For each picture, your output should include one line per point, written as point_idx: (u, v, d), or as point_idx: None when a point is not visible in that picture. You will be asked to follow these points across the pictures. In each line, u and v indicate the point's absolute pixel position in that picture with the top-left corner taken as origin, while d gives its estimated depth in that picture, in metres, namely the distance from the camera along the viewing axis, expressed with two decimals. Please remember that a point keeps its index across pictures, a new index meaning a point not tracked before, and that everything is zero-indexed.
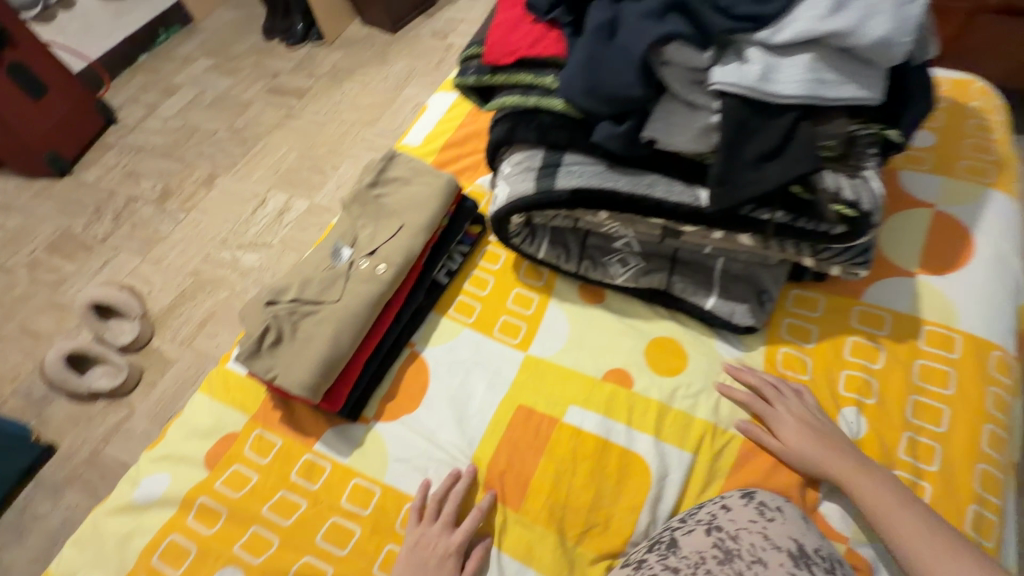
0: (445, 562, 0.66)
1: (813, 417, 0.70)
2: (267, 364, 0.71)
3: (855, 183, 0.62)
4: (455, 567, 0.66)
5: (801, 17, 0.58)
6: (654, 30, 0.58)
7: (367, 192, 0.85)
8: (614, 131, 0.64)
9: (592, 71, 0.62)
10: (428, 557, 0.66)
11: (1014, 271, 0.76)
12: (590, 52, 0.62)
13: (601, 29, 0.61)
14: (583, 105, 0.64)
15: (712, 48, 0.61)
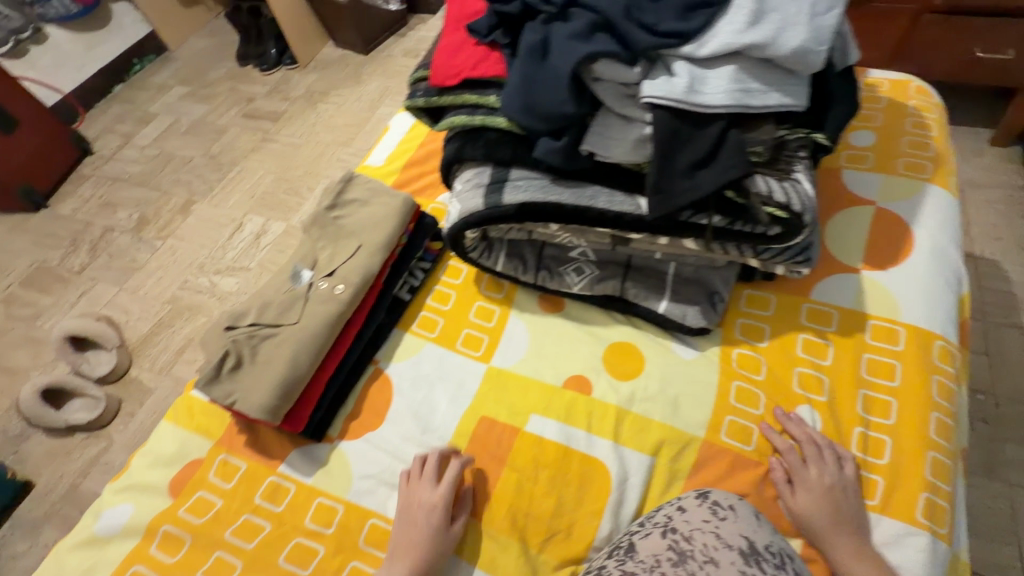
0: (432, 516, 0.69)
1: (844, 493, 0.66)
2: (227, 389, 0.72)
3: (784, 186, 0.64)
4: (443, 518, 0.69)
5: (722, 31, 0.61)
6: (582, 51, 0.61)
7: (326, 215, 0.87)
8: (554, 146, 0.66)
9: (528, 90, 0.64)
10: (416, 512, 0.69)
11: (950, 261, 0.79)
12: (524, 71, 0.64)
13: (533, 48, 0.64)
14: (522, 122, 0.66)
15: (640, 64, 0.63)
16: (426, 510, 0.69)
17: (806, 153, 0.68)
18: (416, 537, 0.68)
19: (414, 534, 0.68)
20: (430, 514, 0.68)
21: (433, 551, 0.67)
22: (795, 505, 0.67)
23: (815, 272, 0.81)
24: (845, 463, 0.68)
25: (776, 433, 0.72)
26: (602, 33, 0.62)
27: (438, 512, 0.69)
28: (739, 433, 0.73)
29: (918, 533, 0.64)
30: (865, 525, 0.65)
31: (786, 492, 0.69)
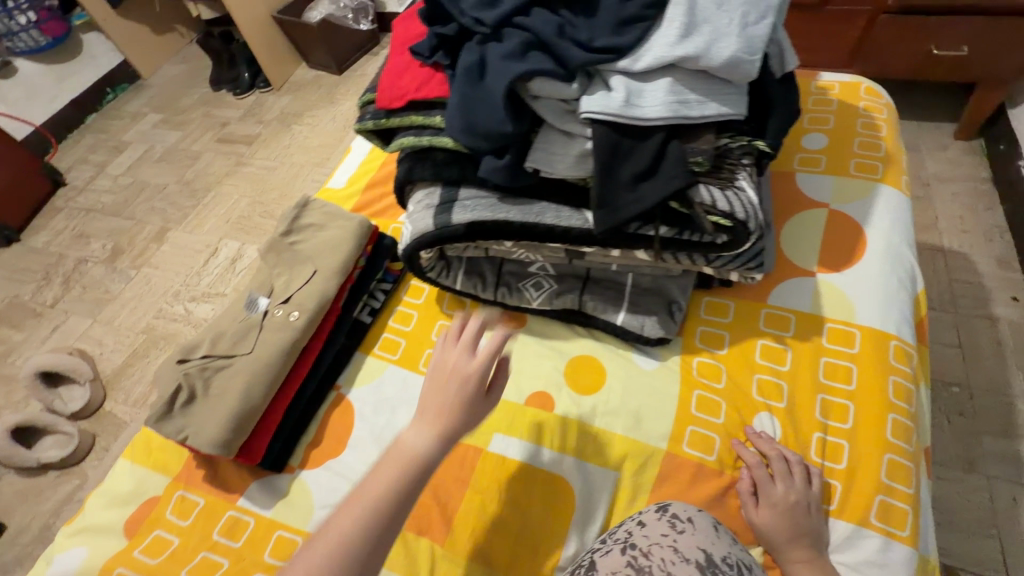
0: (467, 388, 0.55)
1: (805, 510, 0.66)
2: (179, 425, 0.71)
3: (727, 195, 0.64)
4: (475, 393, 0.55)
5: (655, 45, 0.61)
6: (516, 69, 0.61)
7: (281, 241, 0.86)
8: (497, 165, 0.66)
9: (467, 111, 0.64)
10: (446, 381, 0.55)
11: (904, 260, 0.80)
12: (463, 92, 0.64)
13: (470, 71, 0.64)
14: (465, 143, 0.66)
15: (578, 80, 0.64)
16: (456, 377, 0.56)
17: (750, 160, 0.68)
18: (442, 405, 0.54)
19: (441, 399, 0.55)
20: (462, 382, 0.55)
21: (465, 425, 0.55)
22: (757, 518, 0.68)
23: (772, 276, 0.81)
24: (810, 479, 0.67)
25: (748, 449, 0.72)
26: (536, 52, 0.63)
27: (474, 379, 0.56)
28: (701, 443, 0.73)
29: (869, 535, 0.65)
30: (823, 537, 0.65)
31: (749, 504, 0.69)
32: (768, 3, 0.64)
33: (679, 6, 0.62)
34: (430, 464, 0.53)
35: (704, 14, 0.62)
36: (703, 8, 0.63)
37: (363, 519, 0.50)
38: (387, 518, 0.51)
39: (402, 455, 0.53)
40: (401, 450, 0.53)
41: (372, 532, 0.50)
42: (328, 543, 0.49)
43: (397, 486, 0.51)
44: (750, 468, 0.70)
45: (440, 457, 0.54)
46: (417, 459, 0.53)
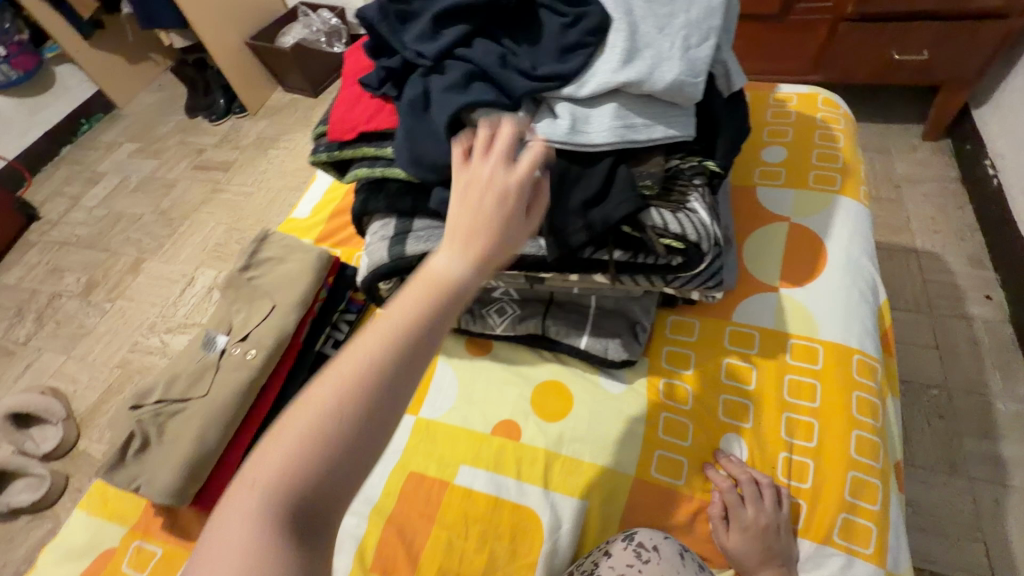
0: (506, 203, 0.46)
1: (776, 533, 0.64)
2: (131, 473, 0.69)
3: (679, 217, 0.64)
4: (518, 210, 0.46)
5: (597, 72, 0.61)
6: (459, 99, 0.60)
7: (239, 276, 0.85)
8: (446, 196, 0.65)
9: (413, 143, 0.63)
10: (484, 191, 0.46)
11: (864, 272, 0.80)
12: (408, 124, 0.64)
13: (414, 104, 0.64)
14: (414, 173, 0.65)
15: (524, 107, 0.63)
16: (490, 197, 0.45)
17: (702, 180, 0.68)
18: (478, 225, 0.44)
19: (479, 218, 0.44)
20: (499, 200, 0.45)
21: (505, 245, 0.45)
22: (728, 544, 0.66)
23: (735, 293, 0.80)
24: (779, 501, 0.67)
25: (719, 472, 0.70)
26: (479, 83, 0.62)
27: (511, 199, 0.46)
28: (668, 468, 0.71)
29: (832, 553, 0.65)
30: (794, 559, 0.65)
31: (721, 529, 0.67)
32: (710, 25, 0.64)
33: (620, 32, 0.62)
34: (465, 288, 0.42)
35: (646, 39, 0.62)
36: (644, 33, 0.63)
37: (393, 350, 0.38)
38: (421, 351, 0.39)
39: (435, 278, 0.41)
40: (433, 271, 0.42)
41: (402, 359, 0.38)
42: (347, 376, 0.37)
43: (433, 313, 0.40)
44: (722, 493, 0.68)
45: (479, 284, 0.43)
46: (455, 283, 0.41)
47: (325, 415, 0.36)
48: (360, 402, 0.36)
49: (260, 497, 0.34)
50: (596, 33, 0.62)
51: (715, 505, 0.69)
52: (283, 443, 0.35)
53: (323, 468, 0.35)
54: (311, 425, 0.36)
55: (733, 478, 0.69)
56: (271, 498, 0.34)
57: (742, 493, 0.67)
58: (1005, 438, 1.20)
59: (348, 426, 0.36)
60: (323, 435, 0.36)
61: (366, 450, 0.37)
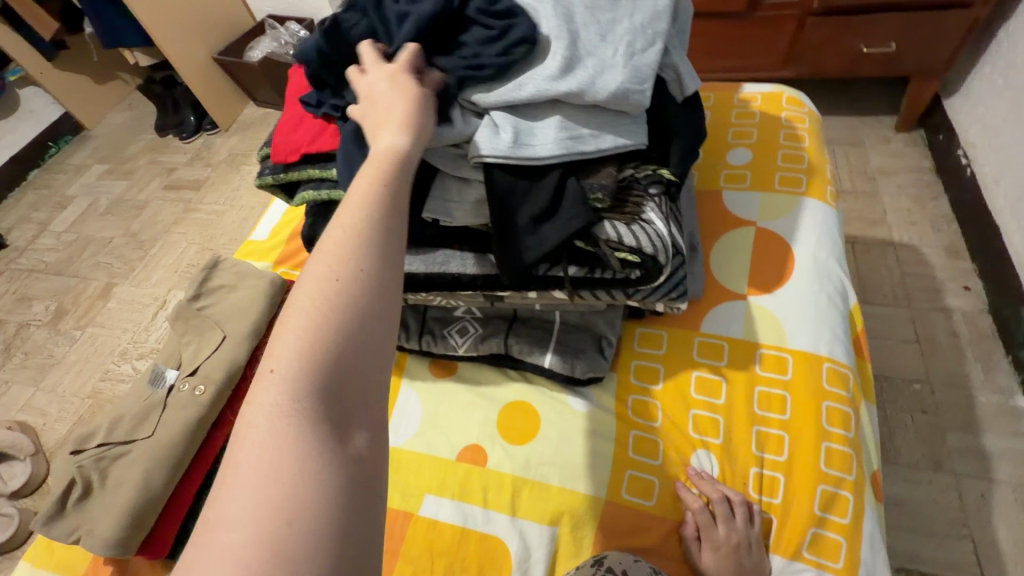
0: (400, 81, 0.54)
1: (748, 551, 0.62)
2: (71, 525, 0.65)
3: (633, 230, 0.61)
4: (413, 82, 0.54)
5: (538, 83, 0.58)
6: None
7: (188, 307, 0.81)
8: None
9: (351, 176, 0.60)
10: (379, 85, 0.54)
11: (832, 275, 0.77)
12: (344, 152, 0.61)
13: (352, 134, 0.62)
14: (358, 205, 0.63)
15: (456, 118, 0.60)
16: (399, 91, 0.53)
17: (659, 189, 0.66)
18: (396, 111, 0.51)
19: (393, 112, 0.52)
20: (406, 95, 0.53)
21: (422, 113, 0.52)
22: (699, 564, 0.64)
23: (702, 302, 0.78)
24: (751, 518, 0.64)
25: (692, 491, 0.67)
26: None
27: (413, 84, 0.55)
28: (639, 489, 0.69)
29: (802, 569, 0.63)
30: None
31: (693, 548, 0.65)
32: (655, 30, 0.63)
33: (561, 39, 0.60)
34: (412, 165, 0.48)
35: (588, 47, 0.60)
36: (586, 41, 0.61)
37: (368, 221, 0.41)
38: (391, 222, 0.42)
39: (383, 157, 0.47)
40: (384, 155, 0.47)
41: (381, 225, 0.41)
42: (333, 254, 0.39)
43: (392, 188, 0.44)
44: (693, 512, 0.66)
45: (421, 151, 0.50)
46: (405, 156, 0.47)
47: (321, 297, 0.37)
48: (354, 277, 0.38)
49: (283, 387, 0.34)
50: (527, 38, 0.58)
51: (686, 523, 0.67)
52: (289, 334, 0.36)
53: (342, 349, 0.36)
54: (315, 302, 0.37)
55: (705, 496, 0.67)
56: (295, 386, 0.34)
57: (714, 511, 0.65)
58: (988, 431, 1.19)
59: (350, 300, 0.37)
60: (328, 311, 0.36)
61: (378, 322, 0.38)
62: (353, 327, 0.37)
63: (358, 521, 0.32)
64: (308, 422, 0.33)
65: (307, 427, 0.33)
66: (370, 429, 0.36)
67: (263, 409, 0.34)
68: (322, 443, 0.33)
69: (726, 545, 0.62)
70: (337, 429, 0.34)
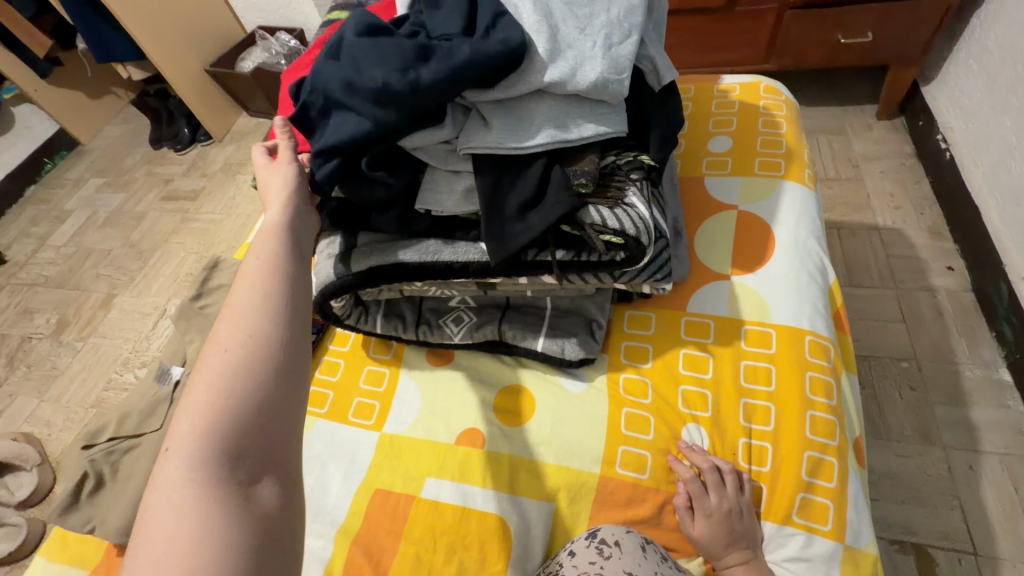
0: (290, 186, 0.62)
1: (739, 516, 0.65)
2: (84, 516, 0.66)
3: (616, 213, 0.64)
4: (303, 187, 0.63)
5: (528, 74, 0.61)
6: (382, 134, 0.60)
7: (190, 306, 0.84)
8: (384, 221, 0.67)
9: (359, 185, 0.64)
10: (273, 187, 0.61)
11: (811, 253, 0.81)
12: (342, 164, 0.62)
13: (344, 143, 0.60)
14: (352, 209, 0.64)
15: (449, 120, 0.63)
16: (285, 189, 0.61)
17: (640, 174, 0.69)
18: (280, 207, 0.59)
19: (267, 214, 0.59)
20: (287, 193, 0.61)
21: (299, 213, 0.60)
22: (694, 532, 0.67)
23: (688, 284, 0.81)
24: (742, 485, 0.67)
25: (684, 463, 0.70)
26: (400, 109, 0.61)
27: (298, 176, 0.64)
28: (633, 462, 0.71)
29: (793, 533, 0.66)
30: (757, 539, 0.66)
31: (687, 518, 0.68)
32: (631, 23, 0.66)
33: (541, 33, 0.62)
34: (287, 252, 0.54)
35: (568, 40, 0.63)
36: (566, 34, 0.64)
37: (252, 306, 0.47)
38: (289, 294, 0.50)
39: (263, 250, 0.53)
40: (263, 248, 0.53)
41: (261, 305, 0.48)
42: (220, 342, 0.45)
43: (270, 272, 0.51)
44: (686, 483, 0.68)
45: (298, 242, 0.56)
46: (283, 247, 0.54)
47: (221, 373, 0.43)
48: (253, 350, 0.45)
49: (190, 450, 0.39)
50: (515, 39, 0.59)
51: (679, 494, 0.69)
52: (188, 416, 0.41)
53: (243, 415, 0.42)
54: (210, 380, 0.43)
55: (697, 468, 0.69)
56: (195, 457, 0.39)
57: (705, 481, 0.67)
58: (975, 404, 1.23)
59: (244, 372, 0.43)
60: (230, 381, 0.43)
61: (268, 388, 0.44)
62: (248, 394, 0.43)
63: (271, 554, 0.37)
64: (207, 486, 0.38)
65: (208, 487, 0.38)
66: (276, 479, 0.41)
67: (170, 481, 0.39)
68: (229, 501, 0.38)
69: (717, 512, 0.65)
70: (244, 480, 0.40)
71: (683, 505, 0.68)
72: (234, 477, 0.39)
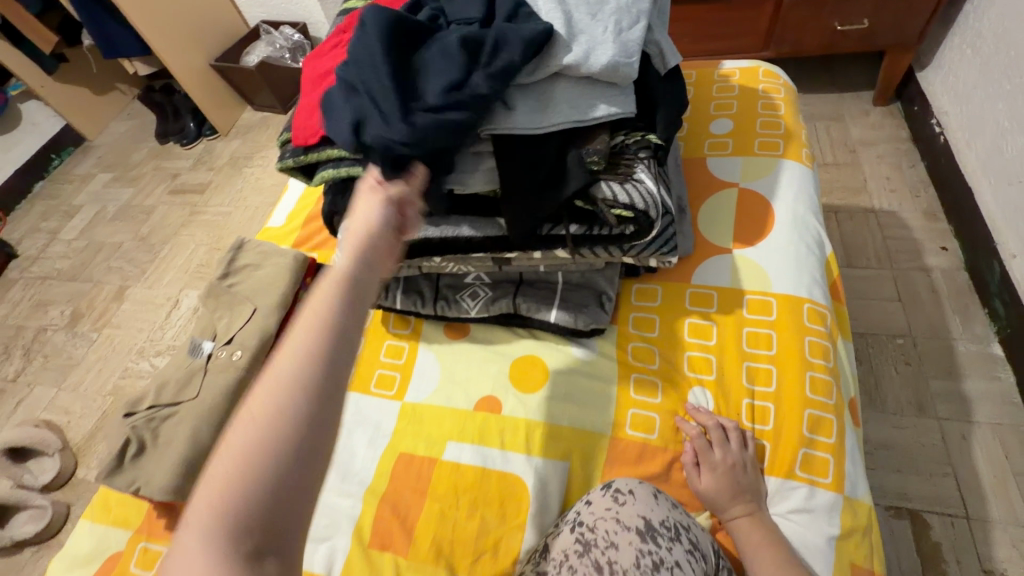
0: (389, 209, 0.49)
1: (743, 469, 0.69)
2: (130, 477, 0.71)
3: (626, 188, 0.68)
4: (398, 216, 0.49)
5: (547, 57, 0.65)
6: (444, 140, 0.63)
7: (219, 285, 0.88)
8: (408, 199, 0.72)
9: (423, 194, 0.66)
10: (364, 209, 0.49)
11: (810, 227, 0.85)
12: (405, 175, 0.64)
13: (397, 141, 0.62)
14: None
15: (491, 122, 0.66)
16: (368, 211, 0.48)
17: (648, 153, 0.72)
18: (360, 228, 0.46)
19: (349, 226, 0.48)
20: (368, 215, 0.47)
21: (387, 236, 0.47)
22: (700, 486, 0.70)
23: (692, 258, 0.85)
24: (745, 442, 0.71)
25: (692, 423, 0.74)
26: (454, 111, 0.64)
27: (396, 200, 0.50)
28: (642, 424, 0.76)
29: (796, 486, 0.69)
30: (761, 492, 0.70)
31: (697, 475, 0.71)
32: (639, 9, 0.70)
33: (556, 20, 0.67)
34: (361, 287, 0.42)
35: (580, 25, 0.67)
36: (579, 20, 0.68)
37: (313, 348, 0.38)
38: (336, 367, 0.38)
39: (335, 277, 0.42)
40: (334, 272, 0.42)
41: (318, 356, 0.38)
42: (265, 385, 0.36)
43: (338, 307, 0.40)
44: (694, 441, 0.72)
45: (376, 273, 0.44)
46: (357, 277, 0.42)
47: (257, 435, 0.35)
48: (288, 425, 0.35)
49: (197, 536, 0.32)
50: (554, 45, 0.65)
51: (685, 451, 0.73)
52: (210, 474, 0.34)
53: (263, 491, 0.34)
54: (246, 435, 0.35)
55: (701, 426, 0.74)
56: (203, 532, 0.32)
57: (710, 438, 0.72)
58: (968, 376, 1.27)
59: (276, 438, 0.35)
60: (255, 456, 0.34)
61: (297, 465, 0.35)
62: (274, 464, 0.35)
63: None
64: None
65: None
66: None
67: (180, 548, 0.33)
68: None
69: (723, 464, 0.69)
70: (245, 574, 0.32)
71: (690, 462, 0.72)
72: (238, 556, 0.32)
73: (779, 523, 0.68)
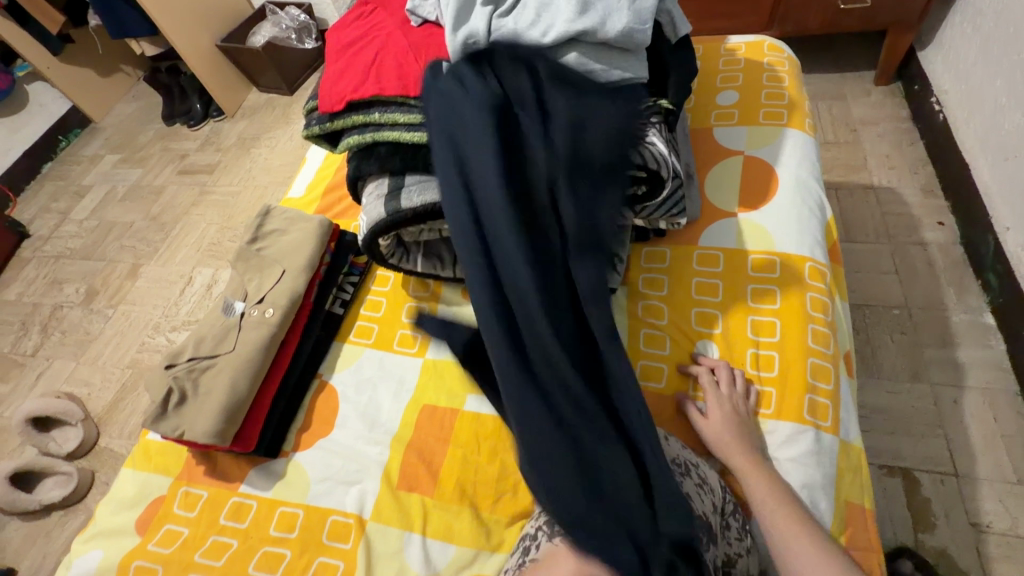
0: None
1: (744, 415, 0.72)
2: (173, 423, 0.77)
3: (639, 149, 0.73)
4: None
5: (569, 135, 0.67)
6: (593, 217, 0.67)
7: (249, 249, 0.92)
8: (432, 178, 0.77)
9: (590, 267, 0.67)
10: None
11: (812, 191, 0.89)
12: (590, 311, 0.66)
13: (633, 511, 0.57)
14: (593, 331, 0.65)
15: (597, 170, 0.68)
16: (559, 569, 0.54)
17: (660, 119, 0.76)
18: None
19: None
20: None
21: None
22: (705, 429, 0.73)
23: (700, 222, 0.89)
24: (748, 394, 0.75)
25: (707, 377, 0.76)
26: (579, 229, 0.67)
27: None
28: (651, 374, 0.81)
29: (806, 429, 0.72)
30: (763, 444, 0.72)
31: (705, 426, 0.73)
32: None
33: None
34: None
35: None
36: None
37: None
38: None
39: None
40: None
41: None
42: None
43: None
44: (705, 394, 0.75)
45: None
46: None
47: None
48: None
49: None
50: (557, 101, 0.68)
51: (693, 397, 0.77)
52: None
53: None
54: None
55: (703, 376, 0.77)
56: None
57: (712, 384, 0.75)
58: (961, 344, 1.32)
59: None
60: None
61: None
62: None
63: None
64: None
65: None
66: None
67: None
68: None
69: (729, 414, 0.71)
70: None
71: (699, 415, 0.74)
72: None
73: (784, 467, 0.70)
